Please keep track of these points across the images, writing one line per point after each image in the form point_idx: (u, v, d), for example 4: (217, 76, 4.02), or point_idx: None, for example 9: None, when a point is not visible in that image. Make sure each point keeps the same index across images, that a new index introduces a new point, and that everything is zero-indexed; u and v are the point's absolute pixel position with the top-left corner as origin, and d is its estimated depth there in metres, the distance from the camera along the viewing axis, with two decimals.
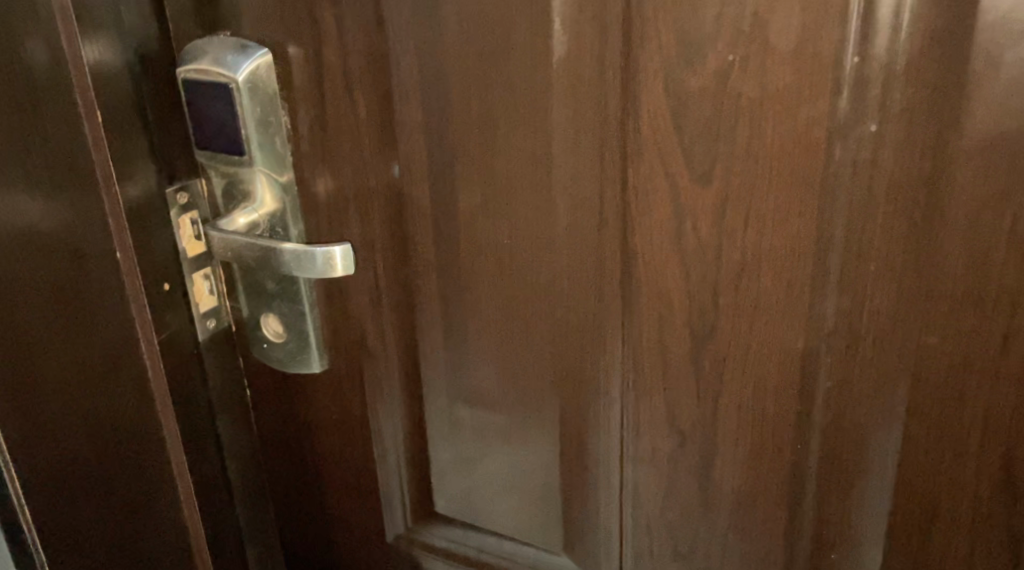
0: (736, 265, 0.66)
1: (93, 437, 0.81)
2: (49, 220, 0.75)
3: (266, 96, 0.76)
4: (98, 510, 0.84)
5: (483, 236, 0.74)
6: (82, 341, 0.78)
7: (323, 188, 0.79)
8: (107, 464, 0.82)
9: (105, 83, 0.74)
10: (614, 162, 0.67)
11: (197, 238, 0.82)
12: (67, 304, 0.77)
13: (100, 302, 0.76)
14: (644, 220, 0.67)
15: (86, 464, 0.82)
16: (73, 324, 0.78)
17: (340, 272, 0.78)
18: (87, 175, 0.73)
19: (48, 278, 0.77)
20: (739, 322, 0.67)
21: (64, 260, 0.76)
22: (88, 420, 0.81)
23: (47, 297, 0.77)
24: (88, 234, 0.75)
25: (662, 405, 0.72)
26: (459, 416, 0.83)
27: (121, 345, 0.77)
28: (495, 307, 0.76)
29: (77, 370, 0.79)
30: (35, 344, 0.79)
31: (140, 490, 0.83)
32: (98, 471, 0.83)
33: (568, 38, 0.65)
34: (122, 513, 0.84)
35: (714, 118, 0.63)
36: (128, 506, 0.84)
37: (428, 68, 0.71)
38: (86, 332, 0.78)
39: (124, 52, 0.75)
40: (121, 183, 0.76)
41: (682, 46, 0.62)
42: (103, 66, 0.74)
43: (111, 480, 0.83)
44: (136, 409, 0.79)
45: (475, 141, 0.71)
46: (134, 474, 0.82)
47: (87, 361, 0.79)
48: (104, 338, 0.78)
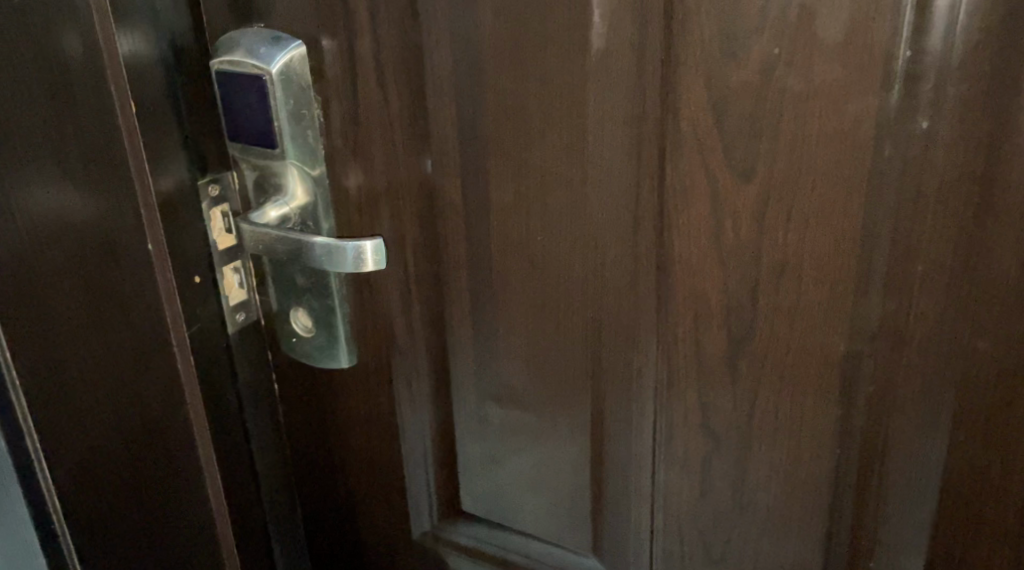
0: (777, 265, 0.64)
1: (127, 440, 0.80)
2: (82, 217, 0.73)
3: (300, 88, 0.76)
4: (132, 506, 0.82)
5: (516, 233, 0.73)
6: (115, 339, 0.77)
7: (354, 182, 0.78)
8: (140, 459, 0.81)
9: (138, 75, 0.74)
10: (652, 158, 0.66)
11: (229, 231, 0.83)
12: (102, 292, 0.76)
13: (132, 293, 0.77)
14: (682, 218, 0.66)
15: (121, 469, 0.80)
16: (106, 312, 0.76)
17: (372, 267, 0.77)
18: (121, 169, 0.74)
19: (78, 261, 0.74)
20: (778, 324, 0.66)
21: (95, 254, 0.75)
22: (122, 413, 0.79)
23: (85, 301, 0.75)
24: (122, 224, 0.75)
25: (697, 407, 0.71)
26: (488, 415, 0.82)
27: (154, 333, 0.78)
28: (527, 305, 0.75)
29: (111, 371, 0.78)
30: (57, 326, 0.75)
31: (172, 482, 0.83)
32: (133, 474, 0.81)
33: (607, 31, 0.64)
34: (155, 509, 0.83)
35: (757, 114, 0.61)
36: (162, 501, 0.83)
37: (465, 60, 0.70)
38: (120, 322, 0.77)
39: (159, 44, 0.75)
40: (156, 175, 0.76)
41: (726, 40, 0.61)
42: (136, 58, 0.74)
43: (146, 481, 0.82)
44: (165, 404, 0.80)
45: (512, 135, 0.70)
46: (165, 466, 0.82)
47: (119, 360, 0.78)
48: (134, 330, 0.78)
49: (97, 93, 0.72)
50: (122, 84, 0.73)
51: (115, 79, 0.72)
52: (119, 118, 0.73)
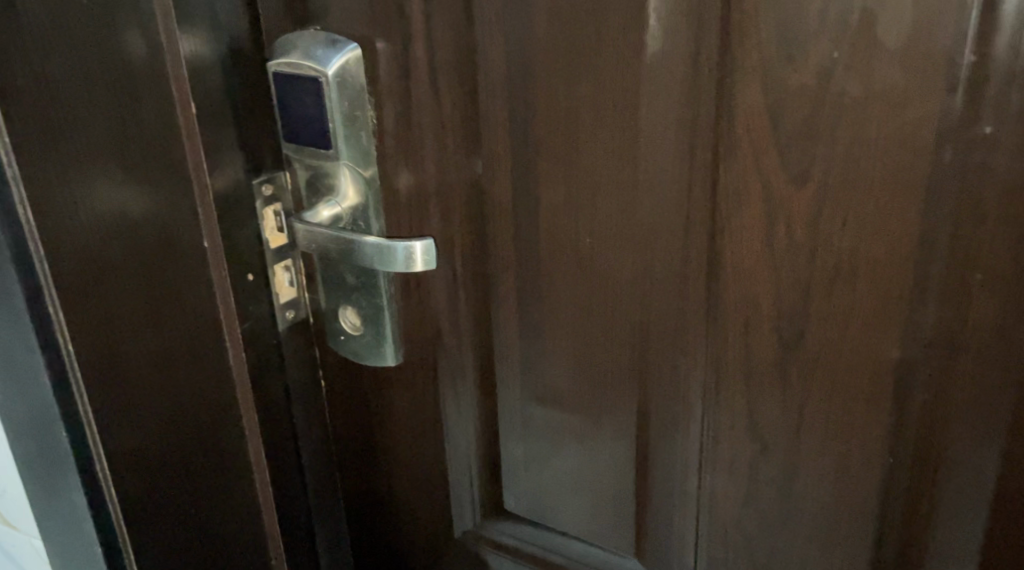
0: (830, 270, 0.64)
1: (179, 431, 0.82)
2: (142, 213, 0.76)
3: (354, 90, 0.76)
4: (183, 499, 0.84)
5: (565, 234, 0.73)
6: (170, 332, 0.79)
7: (405, 183, 0.79)
8: (191, 453, 0.83)
9: (198, 76, 0.75)
10: (705, 160, 0.66)
11: (280, 230, 0.84)
12: (161, 290, 0.78)
13: (186, 287, 0.79)
14: (734, 222, 0.66)
15: (172, 459, 0.82)
16: (164, 310, 0.79)
17: (421, 267, 0.77)
18: (181, 168, 0.76)
19: (138, 259, 0.77)
20: (829, 330, 0.65)
21: (155, 252, 0.77)
22: (177, 408, 0.81)
23: (145, 297, 0.78)
24: (181, 221, 0.77)
25: (745, 411, 0.71)
26: (532, 415, 0.82)
27: (207, 329, 0.81)
28: (575, 307, 0.75)
29: (167, 364, 0.80)
30: (120, 322, 0.77)
31: (222, 476, 0.86)
32: (183, 463, 0.83)
33: (663, 35, 0.64)
34: (204, 502, 0.85)
35: (813, 119, 0.61)
36: (211, 494, 0.85)
37: (519, 62, 0.70)
38: (176, 319, 0.79)
39: (218, 45, 0.76)
40: (213, 175, 0.77)
41: (784, 44, 0.61)
42: (198, 59, 0.75)
43: (198, 474, 0.84)
44: (217, 398, 0.83)
45: (563, 137, 0.71)
46: (216, 460, 0.85)
47: (173, 351, 0.80)
48: (190, 325, 0.80)
49: (158, 91, 0.73)
50: (183, 86, 0.74)
51: (177, 79, 0.74)
52: (180, 120, 0.74)
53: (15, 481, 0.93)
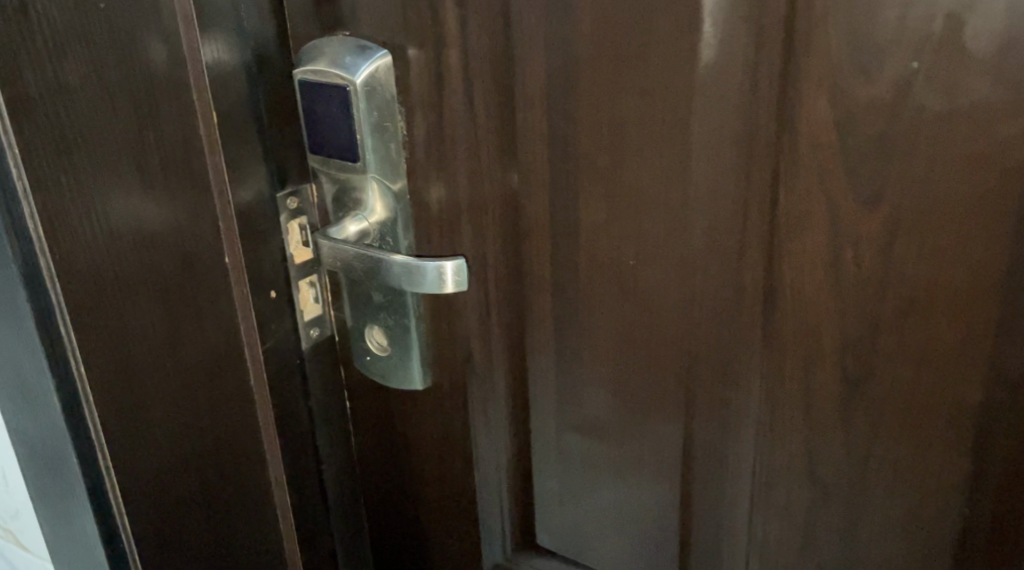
0: (903, 302, 0.58)
1: (198, 458, 0.77)
2: (163, 229, 0.71)
3: (383, 100, 0.71)
4: (198, 521, 0.79)
5: (607, 256, 0.68)
6: (190, 356, 0.74)
7: (436, 198, 0.74)
8: (207, 473, 0.78)
9: (221, 84, 0.71)
10: (763, 179, 0.60)
11: (305, 244, 0.79)
12: (178, 304, 0.73)
13: (204, 300, 0.74)
14: (796, 246, 0.60)
15: (186, 480, 0.77)
16: (180, 324, 0.73)
17: (452, 288, 0.73)
18: (202, 180, 0.71)
19: (154, 271, 0.71)
20: (900, 366, 0.60)
21: (173, 265, 0.72)
22: (193, 427, 0.76)
23: (161, 310, 0.72)
24: (201, 238, 0.73)
25: (803, 450, 0.65)
26: (569, 446, 0.77)
27: (227, 346, 0.76)
28: (617, 334, 0.70)
29: (183, 381, 0.75)
30: (134, 336, 0.71)
31: (238, 497, 0.80)
32: (202, 491, 0.78)
33: (719, 42, 0.59)
34: (219, 524, 0.80)
35: (887, 136, 0.55)
36: (226, 516, 0.80)
37: (561, 70, 0.65)
38: (192, 335, 0.74)
39: (243, 51, 0.72)
40: (235, 187, 0.73)
41: (855, 54, 0.55)
42: (220, 66, 0.71)
43: (214, 495, 0.79)
44: (235, 416, 0.78)
45: (607, 152, 0.65)
46: (232, 479, 0.80)
47: (194, 377, 0.75)
48: (208, 341, 0.75)
49: (179, 101, 0.69)
50: (205, 95, 0.70)
51: (197, 87, 0.70)
52: (201, 130, 0.71)
53: (28, 503, 0.89)
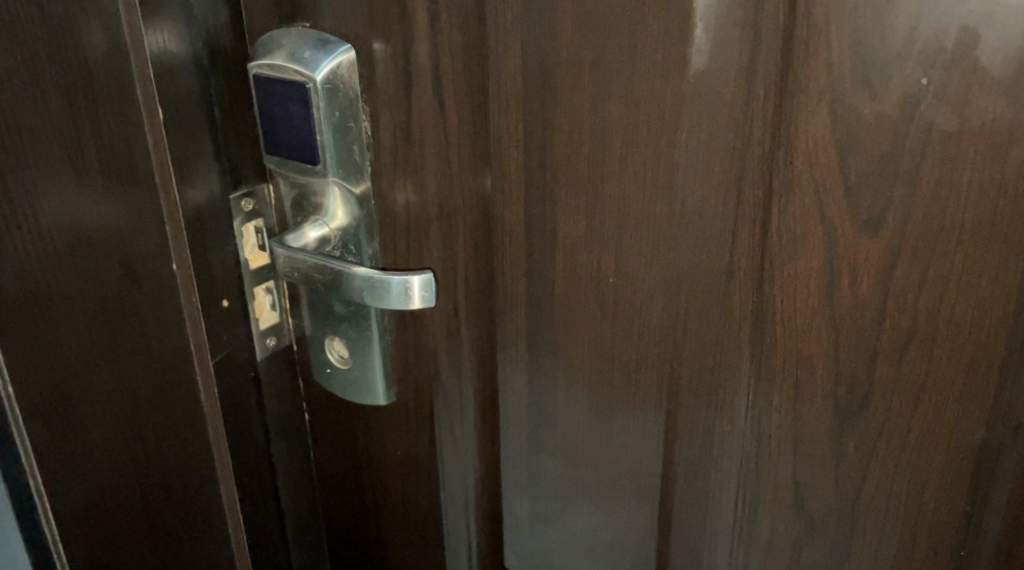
0: (904, 332, 0.54)
1: (136, 442, 0.77)
2: (98, 219, 0.69)
3: (346, 99, 0.67)
4: (135, 493, 0.79)
5: (585, 273, 0.64)
6: (127, 354, 0.74)
7: (403, 201, 0.69)
8: (146, 455, 0.77)
9: (167, 77, 0.65)
10: (754, 198, 0.56)
11: (262, 248, 0.74)
12: (112, 296, 0.72)
13: (141, 302, 0.71)
14: (789, 269, 0.56)
15: (121, 451, 0.78)
16: (113, 313, 0.72)
17: (418, 305, 0.69)
18: (145, 178, 0.66)
19: (88, 255, 0.71)
20: (900, 400, 0.56)
21: (111, 262, 0.71)
22: (127, 409, 0.76)
23: (94, 293, 0.72)
24: (144, 243, 0.69)
25: (790, 481, 0.61)
26: (540, 469, 0.72)
27: (169, 357, 0.72)
28: (595, 354, 0.66)
29: (114, 364, 0.74)
30: (61, 302, 0.73)
31: (183, 498, 0.78)
32: (155, 483, 0.78)
33: (711, 48, 0.54)
34: (163, 507, 0.79)
35: (891, 155, 0.51)
36: (170, 505, 0.79)
37: (539, 73, 0.61)
38: (125, 328, 0.73)
39: (193, 44, 0.67)
40: (185, 188, 0.68)
41: (860, 66, 0.50)
42: (167, 56, 0.65)
43: (149, 478, 0.78)
44: (177, 423, 0.74)
45: (588, 163, 0.61)
46: (176, 478, 0.77)
47: (130, 368, 0.74)
48: (144, 340, 0.72)
49: (119, 94, 0.64)
50: (151, 89, 0.64)
51: (140, 77, 0.64)
52: (145, 125, 0.65)
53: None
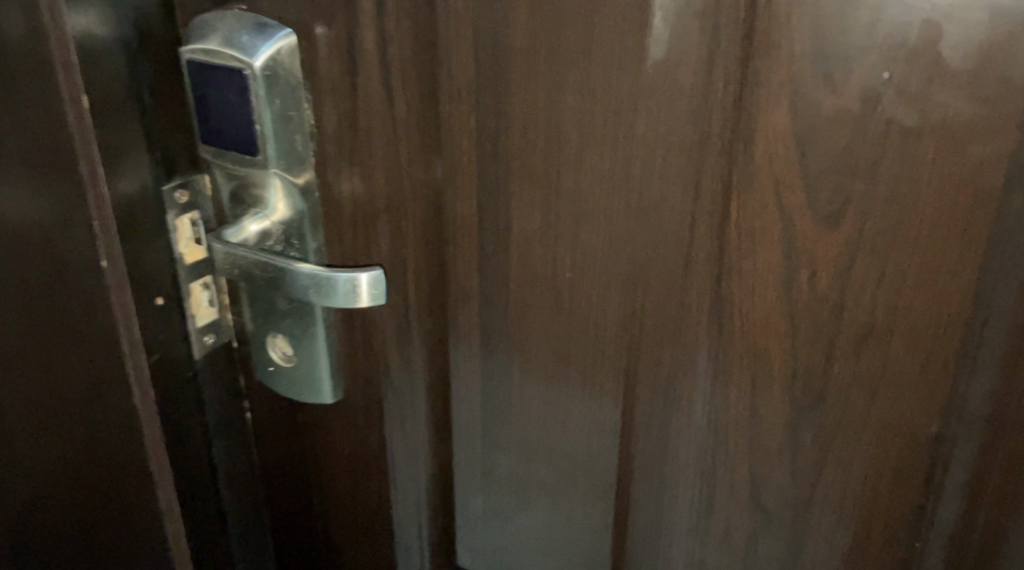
0: (862, 327, 0.54)
1: (68, 436, 0.74)
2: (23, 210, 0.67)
3: (287, 86, 0.64)
4: (72, 490, 0.76)
5: (539, 267, 0.63)
6: (54, 343, 0.70)
7: (348, 193, 0.67)
8: (78, 451, 0.74)
9: (94, 64, 0.63)
10: (712, 192, 0.55)
11: (198, 241, 0.72)
12: (39, 284, 0.69)
13: (66, 289, 0.68)
14: (747, 264, 0.56)
15: (53, 446, 0.75)
16: (38, 300, 0.69)
17: (368, 302, 0.66)
18: (70, 174, 0.63)
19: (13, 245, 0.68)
20: (857, 395, 0.56)
21: (37, 250, 0.67)
22: (57, 401, 0.73)
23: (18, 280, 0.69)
24: (71, 238, 0.66)
25: (746, 476, 0.61)
26: (493, 464, 0.71)
27: (98, 349, 0.69)
28: (549, 350, 0.65)
29: (42, 354, 0.71)
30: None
31: (121, 494, 0.74)
32: (102, 491, 0.75)
33: (668, 38, 0.53)
34: (104, 505, 0.75)
35: (851, 149, 0.50)
36: (110, 502, 0.75)
37: (491, 62, 0.59)
38: (53, 315, 0.69)
39: (121, 26, 0.64)
40: (114, 180, 0.66)
41: (820, 59, 0.50)
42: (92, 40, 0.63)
43: (85, 475, 0.75)
44: (109, 416, 0.71)
45: (541, 156, 0.60)
46: (112, 473, 0.73)
47: (58, 357, 0.71)
48: (72, 328, 0.69)
49: (41, 82, 0.61)
50: (75, 76, 0.62)
51: (62, 64, 0.61)
52: (69, 116, 0.62)
53: None
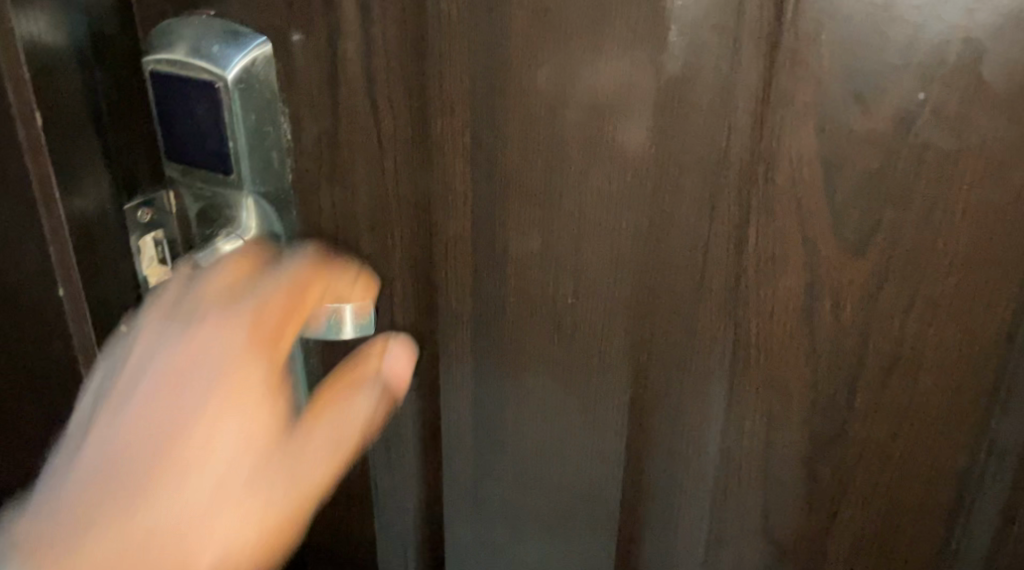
0: (887, 357, 0.51)
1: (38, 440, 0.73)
2: None
3: (264, 99, 0.60)
4: None
5: (538, 293, 0.59)
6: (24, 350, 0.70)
7: (330, 209, 0.63)
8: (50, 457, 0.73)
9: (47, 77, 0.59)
10: (729, 215, 0.52)
11: (163, 261, 0.67)
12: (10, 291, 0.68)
13: (33, 300, 0.67)
14: (765, 291, 0.53)
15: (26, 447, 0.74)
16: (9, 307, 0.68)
17: (352, 336, 0.60)
18: (25, 191, 0.62)
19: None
20: (880, 427, 0.53)
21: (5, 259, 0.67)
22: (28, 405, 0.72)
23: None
24: (32, 253, 0.65)
25: (760, 508, 0.58)
26: (486, 497, 0.68)
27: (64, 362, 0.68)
28: (548, 377, 0.62)
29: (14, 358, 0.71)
30: None
31: None
32: None
33: (684, 53, 0.50)
34: None
35: (883, 173, 0.48)
36: None
37: (488, 77, 0.55)
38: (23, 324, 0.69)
39: (75, 32, 0.59)
40: (69, 196, 0.62)
41: (850, 79, 0.47)
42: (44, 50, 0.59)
43: None
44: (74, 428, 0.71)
45: (543, 176, 0.56)
46: None
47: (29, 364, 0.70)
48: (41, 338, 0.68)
49: None
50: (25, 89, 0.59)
51: (12, 77, 0.59)
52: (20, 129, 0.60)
53: None
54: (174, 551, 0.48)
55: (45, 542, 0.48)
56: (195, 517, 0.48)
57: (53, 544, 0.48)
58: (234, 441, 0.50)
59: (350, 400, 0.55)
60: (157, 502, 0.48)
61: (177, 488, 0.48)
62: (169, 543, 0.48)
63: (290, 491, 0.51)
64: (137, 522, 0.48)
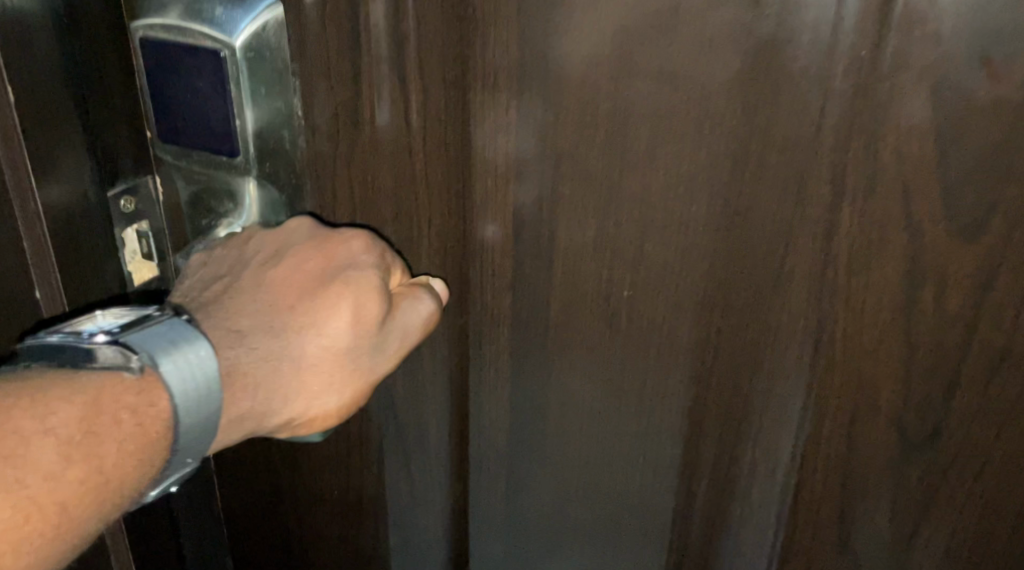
0: (996, 353, 0.46)
1: None
2: None
3: (274, 71, 0.53)
4: None
5: (590, 284, 0.54)
6: None
7: (347, 195, 0.56)
8: None
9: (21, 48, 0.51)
10: (821, 194, 0.47)
11: (149, 255, 0.60)
12: None
13: None
14: (858, 280, 0.47)
15: None
16: None
17: None
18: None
19: None
20: (980, 431, 0.48)
21: None
22: None
23: None
24: None
25: (836, 520, 0.53)
26: (519, 505, 0.62)
27: None
28: (596, 378, 0.56)
29: None
30: None
31: None
32: None
33: (778, 13, 0.44)
34: None
35: (1006, 145, 0.42)
36: None
37: (544, 41, 0.49)
38: None
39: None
40: (46, 186, 0.53)
41: (975, 39, 0.41)
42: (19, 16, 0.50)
43: None
44: None
45: (603, 154, 0.50)
46: None
47: None
48: None
49: None
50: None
51: None
52: None
53: None
54: (269, 402, 0.51)
55: (201, 369, 0.48)
56: (294, 384, 0.51)
57: (203, 374, 0.48)
58: (348, 312, 0.51)
59: (413, 299, 0.53)
60: (279, 356, 0.51)
61: (294, 354, 0.51)
62: (274, 381, 0.51)
63: (365, 371, 0.52)
64: (253, 377, 0.50)
